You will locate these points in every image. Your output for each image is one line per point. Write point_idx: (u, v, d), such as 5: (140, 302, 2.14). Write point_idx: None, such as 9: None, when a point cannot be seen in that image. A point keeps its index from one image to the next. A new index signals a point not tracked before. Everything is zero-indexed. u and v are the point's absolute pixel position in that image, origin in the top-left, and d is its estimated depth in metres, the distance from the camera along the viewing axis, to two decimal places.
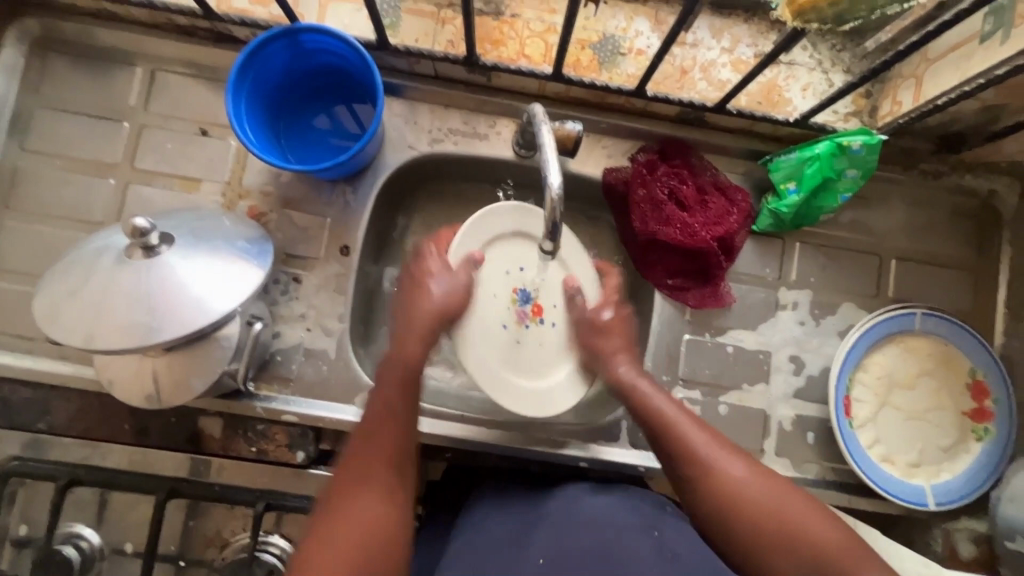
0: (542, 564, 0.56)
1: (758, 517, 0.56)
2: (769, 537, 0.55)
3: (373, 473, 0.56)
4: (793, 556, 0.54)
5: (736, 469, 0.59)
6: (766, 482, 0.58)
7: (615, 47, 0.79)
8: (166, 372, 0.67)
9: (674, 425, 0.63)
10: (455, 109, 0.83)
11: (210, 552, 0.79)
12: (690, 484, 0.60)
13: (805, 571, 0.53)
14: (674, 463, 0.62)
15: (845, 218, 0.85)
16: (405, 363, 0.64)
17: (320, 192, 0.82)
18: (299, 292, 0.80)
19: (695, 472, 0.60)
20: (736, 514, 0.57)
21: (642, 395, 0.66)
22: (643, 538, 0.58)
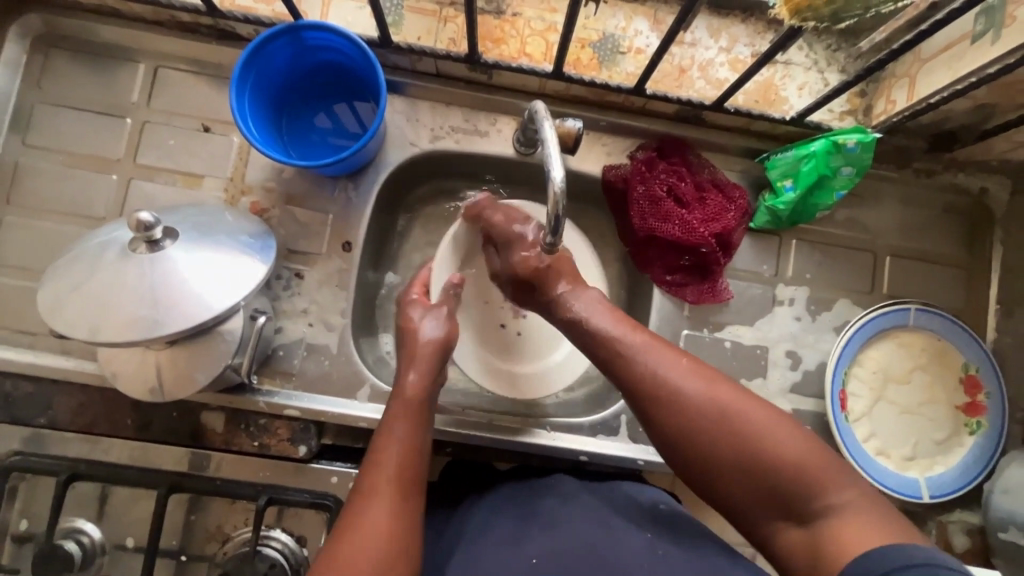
0: (536, 563, 0.59)
1: (715, 431, 0.55)
2: (725, 446, 0.55)
3: (378, 509, 0.57)
4: (754, 463, 0.53)
5: (688, 383, 0.57)
6: (725, 398, 0.56)
7: (614, 46, 0.80)
8: (169, 365, 0.67)
9: (622, 346, 0.61)
10: (456, 106, 0.83)
11: (211, 548, 0.79)
12: (643, 401, 0.59)
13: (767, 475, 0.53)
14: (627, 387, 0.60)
15: (840, 215, 0.87)
16: (413, 400, 0.66)
17: (322, 188, 0.82)
18: (301, 287, 0.81)
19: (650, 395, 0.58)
20: (694, 430, 0.56)
21: (590, 320, 0.65)
22: (635, 538, 0.62)
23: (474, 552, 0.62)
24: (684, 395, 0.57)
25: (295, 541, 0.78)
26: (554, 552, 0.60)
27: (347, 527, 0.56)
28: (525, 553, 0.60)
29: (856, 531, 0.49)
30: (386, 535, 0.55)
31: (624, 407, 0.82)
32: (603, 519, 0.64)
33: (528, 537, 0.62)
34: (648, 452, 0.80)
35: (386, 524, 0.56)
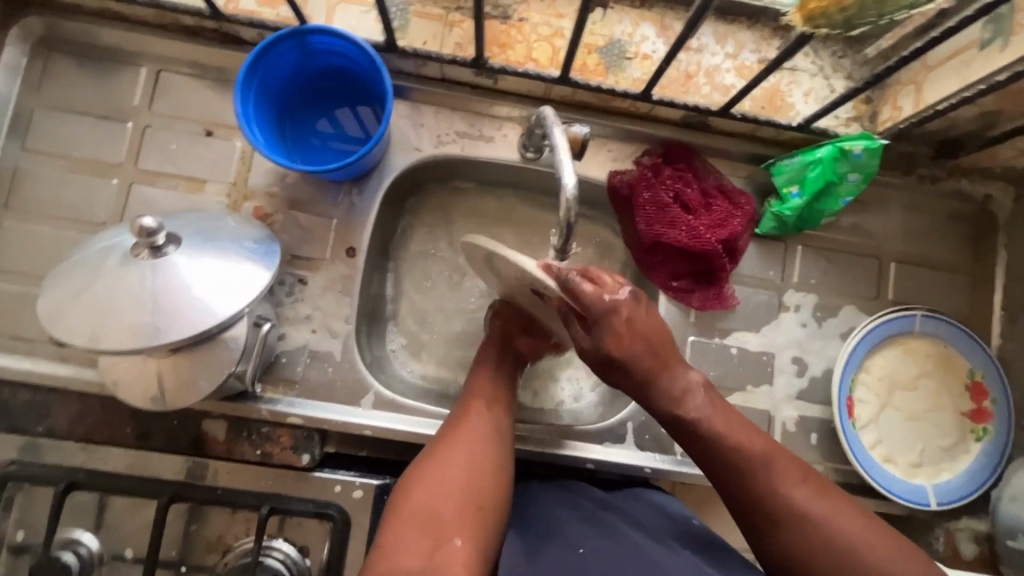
0: (582, 553, 0.58)
1: (824, 551, 0.54)
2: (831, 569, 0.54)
3: (460, 442, 0.64)
4: None
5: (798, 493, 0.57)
6: (842, 518, 0.56)
7: (620, 51, 0.80)
8: (172, 373, 0.66)
9: (734, 442, 0.60)
10: (462, 111, 0.83)
11: (212, 558, 0.78)
12: (745, 505, 0.59)
13: None
14: (733, 485, 0.60)
15: (845, 222, 0.87)
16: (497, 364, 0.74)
17: (326, 193, 0.82)
18: (304, 293, 0.80)
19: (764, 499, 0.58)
20: (799, 539, 0.55)
21: (690, 411, 0.63)
22: (681, 556, 0.59)
23: (526, 537, 0.61)
24: (794, 505, 0.57)
25: (298, 551, 0.76)
26: (602, 541, 0.59)
27: (447, 440, 0.64)
28: (571, 543, 0.59)
29: None
30: (473, 450, 0.63)
31: (631, 414, 0.82)
32: (636, 529, 0.63)
33: (570, 531, 0.61)
34: (654, 459, 0.80)
35: (468, 452, 0.62)
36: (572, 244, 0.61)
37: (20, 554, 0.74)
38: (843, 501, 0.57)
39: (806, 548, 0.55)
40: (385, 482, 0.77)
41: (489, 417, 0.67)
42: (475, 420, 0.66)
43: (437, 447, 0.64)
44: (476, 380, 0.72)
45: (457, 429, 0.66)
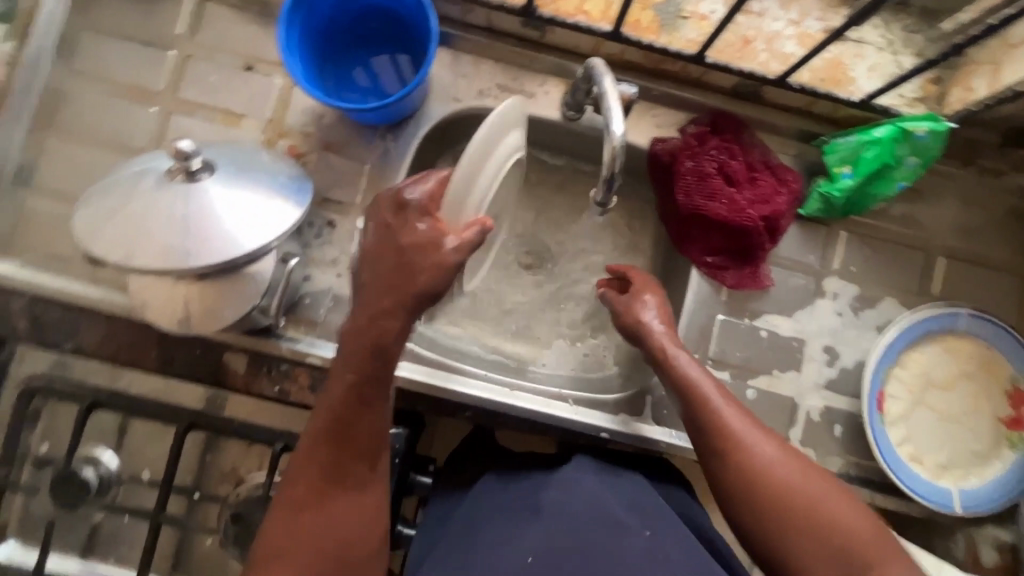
0: (530, 563, 0.51)
1: (776, 489, 0.56)
2: (785, 513, 0.55)
3: (322, 528, 0.55)
4: (810, 535, 0.53)
5: (792, 477, 0.56)
6: (799, 476, 0.56)
7: (676, 10, 0.76)
8: (198, 299, 0.65)
9: (737, 430, 0.59)
10: (505, 64, 0.81)
11: (223, 489, 0.80)
12: (734, 490, 0.57)
13: (813, 546, 0.53)
14: (699, 430, 0.61)
15: (894, 210, 0.82)
16: (360, 335, 0.60)
17: (361, 137, 0.81)
18: (332, 237, 0.79)
19: (720, 441, 0.59)
20: (745, 475, 0.57)
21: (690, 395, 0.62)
22: (634, 538, 0.54)
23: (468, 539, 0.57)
24: (785, 494, 0.55)
25: None
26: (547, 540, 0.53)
27: (308, 529, 0.55)
28: (521, 549, 0.53)
29: None
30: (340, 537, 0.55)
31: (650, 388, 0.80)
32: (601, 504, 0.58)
33: (525, 533, 0.55)
34: (672, 435, 0.78)
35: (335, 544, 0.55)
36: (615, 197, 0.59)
37: (44, 466, 0.76)
38: (833, 488, 0.56)
39: (754, 486, 0.56)
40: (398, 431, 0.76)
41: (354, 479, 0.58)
42: (341, 498, 0.57)
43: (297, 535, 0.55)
44: (333, 413, 0.58)
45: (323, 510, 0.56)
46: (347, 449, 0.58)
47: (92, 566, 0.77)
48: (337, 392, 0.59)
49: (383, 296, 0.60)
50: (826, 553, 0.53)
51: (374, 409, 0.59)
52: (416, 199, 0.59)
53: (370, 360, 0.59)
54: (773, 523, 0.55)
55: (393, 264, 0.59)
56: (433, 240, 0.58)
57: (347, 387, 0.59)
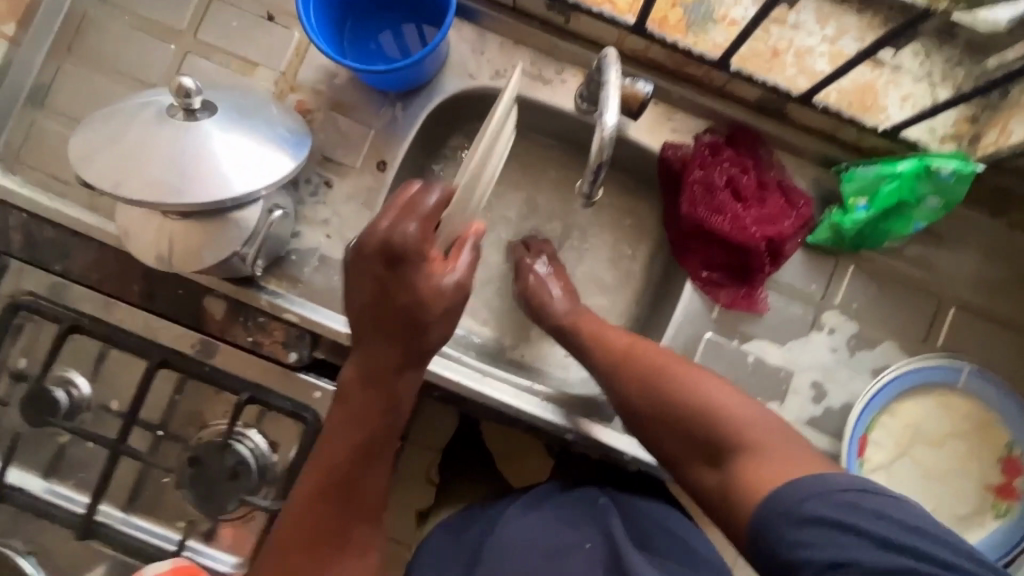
0: None
1: (648, 390, 0.63)
2: (661, 409, 0.62)
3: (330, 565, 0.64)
4: (679, 425, 0.61)
5: (663, 366, 0.64)
6: (672, 370, 0.63)
7: (707, 12, 0.73)
8: (181, 237, 0.65)
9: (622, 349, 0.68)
10: (525, 47, 0.79)
11: (188, 433, 0.79)
12: (626, 401, 0.65)
13: (684, 436, 0.60)
14: (597, 364, 0.70)
15: (908, 252, 0.79)
16: (363, 381, 0.63)
17: (371, 102, 0.80)
18: (327, 197, 0.79)
19: (608, 364, 0.69)
20: (627, 385, 0.65)
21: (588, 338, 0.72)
22: (576, 556, 0.66)
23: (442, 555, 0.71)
24: (663, 397, 0.62)
25: (267, 445, 0.78)
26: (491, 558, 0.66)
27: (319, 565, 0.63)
28: None
29: (763, 469, 0.53)
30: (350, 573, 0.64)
31: None
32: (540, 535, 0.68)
33: None
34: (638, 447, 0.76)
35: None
36: (600, 192, 0.61)
37: (18, 381, 0.77)
38: (712, 384, 0.61)
39: (633, 390, 0.65)
40: None
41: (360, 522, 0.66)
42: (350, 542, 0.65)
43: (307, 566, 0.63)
44: (334, 462, 0.64)
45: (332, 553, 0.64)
46: (347, 495, 0.64)
47: (51, 487, 0.77)
48: (341, 446, 0.64)
49: (385, 350, 0.62)
50: (690, 433, 0.60)
51: (375, 462, 0.66)
52: (411, 248, 0.58)
53: (370, 413, 0.64)
54: (649, 417, 0.63)
55: (397, 324, 0.61)
56: (434, 286, 0.59)
57: (356, 446, 0.64)
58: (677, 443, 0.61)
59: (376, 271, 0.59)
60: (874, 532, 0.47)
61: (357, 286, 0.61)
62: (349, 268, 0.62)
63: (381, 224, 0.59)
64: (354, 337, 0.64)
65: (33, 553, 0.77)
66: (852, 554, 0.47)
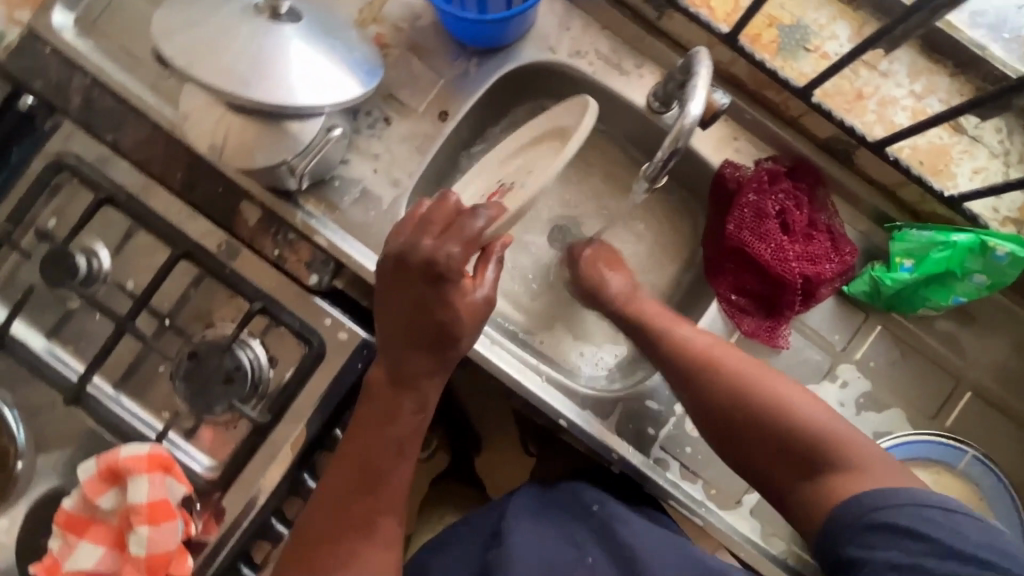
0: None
1: (734, 390, 0.65)
2: (745, 413, 0.64)
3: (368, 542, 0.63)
4: (764, 431, 0.63)
5: (748, 371, 0.66)
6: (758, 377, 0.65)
7: (802, 39, 0.72)
8: (237, 133, 0.66)
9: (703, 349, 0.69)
10: (612, 34, 0.79)
11: (193, 329, 0.80)
12: (708, 400, 0.66)
13: (770, 441, 0.62)
14: (671, 362, 0.70)
15: (939, 325, 0.78)
16: (402, 379, 0.65)
17: (448, 50, 0.80)
18: (383, 133, 0.79)
19: (687, 363, 0.69)
20: (711, 385, 0.66)
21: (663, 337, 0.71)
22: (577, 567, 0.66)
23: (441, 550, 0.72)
24: (755, 410, 0.64)
25: (266, 359, 0.78)
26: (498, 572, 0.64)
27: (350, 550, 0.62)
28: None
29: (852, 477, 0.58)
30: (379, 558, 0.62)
31: (625, 399, 0.78)
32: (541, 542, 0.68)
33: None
34: (627, 450, 0.75)
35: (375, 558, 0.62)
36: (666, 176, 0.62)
37: (43, 238, 0.78)
38: (791, 401, 0.63)
39: (717, 392, 0.66)
40: (369, 339, 0.78)
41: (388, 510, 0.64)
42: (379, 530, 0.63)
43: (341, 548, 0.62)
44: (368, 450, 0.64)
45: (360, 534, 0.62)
46: (374, 479, 0.64)
47: (51, 348, 0.78)
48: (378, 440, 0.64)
49: (424, 358, 0.64)
50: (776, 439, 0.62)
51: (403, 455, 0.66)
52: (453, 268, 0.61)
53: (394, 411, 0.65)
54: (734, 419, 0.65)
55: (429, 334, 0.63)
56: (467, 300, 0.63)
57: (392, 441, 0.65)
58: (760, 451, 0.63)
59: (415, 280, 0.62)
60: (939, 540, 0.52)
61: (396, 297, 0.64)
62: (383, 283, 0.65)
63: (424, 245, 0.62)
64: (383, 344, 0.66)
65: (18, 407, 0.77)
66: (922, 561, 0.52)
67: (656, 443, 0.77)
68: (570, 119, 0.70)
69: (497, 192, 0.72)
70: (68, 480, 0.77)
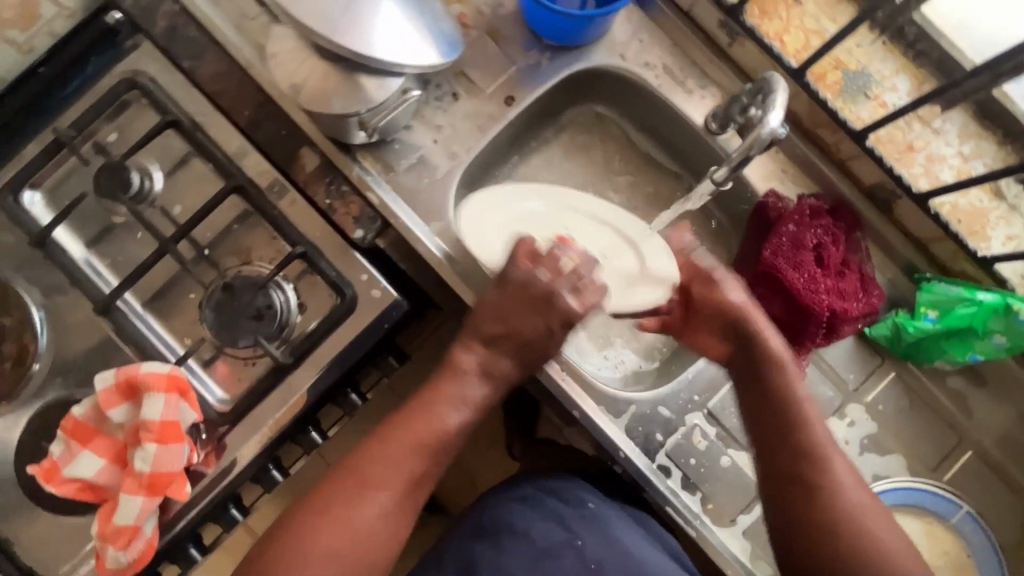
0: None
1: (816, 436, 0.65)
2: (817, 461, 0.64)
3: (387, 521, 0.61)
4: (827, 483, 0.63)
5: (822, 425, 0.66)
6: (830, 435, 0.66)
7: (864, 86, 0.76)
8: (319, 77, 0.68)
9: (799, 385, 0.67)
10: (682, 52, 0.82)
11: (228, 263, 0.80)
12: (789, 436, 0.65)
13: (830, 495, 0.62)
14: (766, 386, 0.68)
15: (951, 382, 0.80)
16: (489, 373, 0.67)
17: (524, 39, 0.83)
18: (449, 106, 0.82)
19: (782, 393, 0.67)
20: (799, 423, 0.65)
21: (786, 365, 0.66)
22: (569, 553, 0.71)
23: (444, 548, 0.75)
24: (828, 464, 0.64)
25: (295, 304, 0.79)
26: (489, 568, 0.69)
27: (372, 513, 0.60)
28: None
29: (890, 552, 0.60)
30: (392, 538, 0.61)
31: (639, 400, 0.79)
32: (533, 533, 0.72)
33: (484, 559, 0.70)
34: (633, 451, 0.77)
35: (391, 537, 0.61)
36: (729, 182, 0.72)
37: (102, 150, 0.79)
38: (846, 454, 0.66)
39: (800, 430, 0.65)
40: (400, 301, 0.79)
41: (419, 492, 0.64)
42: (400, 511, 0.62)
43: (369, 513, 0.60)
44: (433, 426, 0.64)
45: (388, 507, 0.61)
46: (424, 456, 0.63)
47: (88, 257, 0.79)
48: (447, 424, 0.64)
49: (511, 363, 0.67)
50: (835, 495, 0.62)
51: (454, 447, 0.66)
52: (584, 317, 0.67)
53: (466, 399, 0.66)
54: (806, 462, 0.64)
55: (528, 349, 0.67)
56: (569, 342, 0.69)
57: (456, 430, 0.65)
58: (816, 503, 0.62)
59: (549, 306, 0.66)
60: None
61: (509, 304, 0.66)
62: (507, 284, 0.67)
63: (561, 302, 0.66)
64: (480, 335, 0.67)
65: (46, 308, 0.78)
66: None
67: (662, 449, 0.79)
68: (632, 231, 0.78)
69: (567, 241, 0.76)
70: (78, 388, 0.78)
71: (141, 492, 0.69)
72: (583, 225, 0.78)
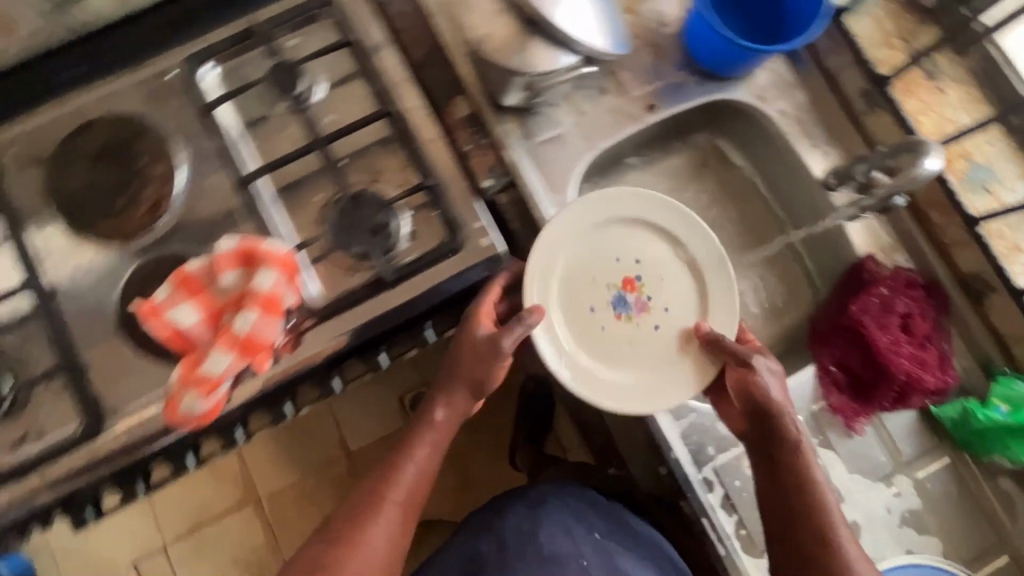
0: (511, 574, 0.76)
1: (825, 521, 0.67)
2: (825, 546, 0.66)
3: (378, 527, 0.69)
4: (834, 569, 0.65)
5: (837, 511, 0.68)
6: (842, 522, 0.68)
7: (984, 180, 0.81)
8: (505, 32, 0.75)
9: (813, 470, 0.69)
10: (818, 108, 0.89)
11: (356, 178, 0.86)
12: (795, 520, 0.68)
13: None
14: (783, 468, 0.69)
15: (1004, 482, 0.81)
16: (448, 416, 0.77)
17: (680, 58, 0.90)
18: (596, 98, 0.89)
19: (795, 480, 0.69)
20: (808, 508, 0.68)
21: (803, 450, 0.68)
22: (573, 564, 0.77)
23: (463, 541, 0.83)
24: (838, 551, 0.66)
25: (407, 234, 0.84)
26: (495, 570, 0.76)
27: (365, 524, 0.69)
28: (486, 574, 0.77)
29: None
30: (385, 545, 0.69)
31: (700, 410, 0.82)
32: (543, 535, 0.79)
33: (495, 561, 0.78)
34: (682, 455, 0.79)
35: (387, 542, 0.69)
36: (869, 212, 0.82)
37: (283, 49, 0.87)
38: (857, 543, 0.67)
39: (809, 516, 0.67)
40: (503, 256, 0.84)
41: (407, 507, 0.72)
42: (389, 522, 0.70)
43: (360, 523, 0.69)
44: (411, 459, 0.74)
45: (376, 518, 0.70)
46: (401, 478, 0.73)
47: (242, 136, 0.86)
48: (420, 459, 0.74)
49: (460, 398, 0.77)
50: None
51: (428, 470, 0.74)
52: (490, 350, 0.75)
53: (437, 432, 0.76)
54: (815, 547, 0.66)
55: (465, 380, 0.76)
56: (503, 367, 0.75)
57: (424, 465, 0.74)
58: None
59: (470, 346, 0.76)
60: None
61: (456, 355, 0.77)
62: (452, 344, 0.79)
63: (479, 336, 0.75)
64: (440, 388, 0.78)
65: (190, 170, 0.85)
66: None
67: (709, 463, 0.81)
68: (705, 256, 0.77)
69: (635, 288, 0.77)
70: (190, 248, 0.83)
71: (233, 351, 0.73)
72: (655, 263, 0.78)
